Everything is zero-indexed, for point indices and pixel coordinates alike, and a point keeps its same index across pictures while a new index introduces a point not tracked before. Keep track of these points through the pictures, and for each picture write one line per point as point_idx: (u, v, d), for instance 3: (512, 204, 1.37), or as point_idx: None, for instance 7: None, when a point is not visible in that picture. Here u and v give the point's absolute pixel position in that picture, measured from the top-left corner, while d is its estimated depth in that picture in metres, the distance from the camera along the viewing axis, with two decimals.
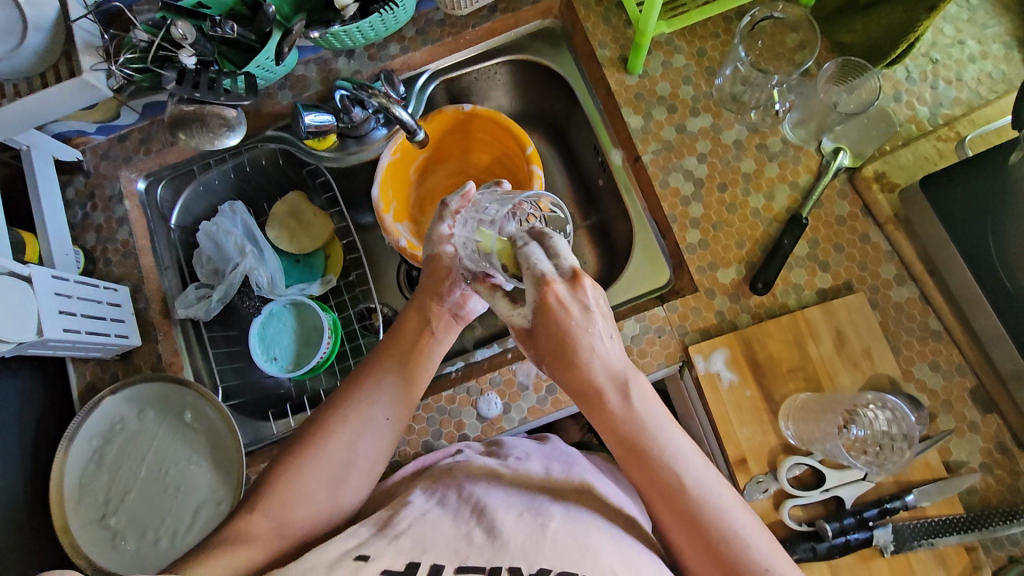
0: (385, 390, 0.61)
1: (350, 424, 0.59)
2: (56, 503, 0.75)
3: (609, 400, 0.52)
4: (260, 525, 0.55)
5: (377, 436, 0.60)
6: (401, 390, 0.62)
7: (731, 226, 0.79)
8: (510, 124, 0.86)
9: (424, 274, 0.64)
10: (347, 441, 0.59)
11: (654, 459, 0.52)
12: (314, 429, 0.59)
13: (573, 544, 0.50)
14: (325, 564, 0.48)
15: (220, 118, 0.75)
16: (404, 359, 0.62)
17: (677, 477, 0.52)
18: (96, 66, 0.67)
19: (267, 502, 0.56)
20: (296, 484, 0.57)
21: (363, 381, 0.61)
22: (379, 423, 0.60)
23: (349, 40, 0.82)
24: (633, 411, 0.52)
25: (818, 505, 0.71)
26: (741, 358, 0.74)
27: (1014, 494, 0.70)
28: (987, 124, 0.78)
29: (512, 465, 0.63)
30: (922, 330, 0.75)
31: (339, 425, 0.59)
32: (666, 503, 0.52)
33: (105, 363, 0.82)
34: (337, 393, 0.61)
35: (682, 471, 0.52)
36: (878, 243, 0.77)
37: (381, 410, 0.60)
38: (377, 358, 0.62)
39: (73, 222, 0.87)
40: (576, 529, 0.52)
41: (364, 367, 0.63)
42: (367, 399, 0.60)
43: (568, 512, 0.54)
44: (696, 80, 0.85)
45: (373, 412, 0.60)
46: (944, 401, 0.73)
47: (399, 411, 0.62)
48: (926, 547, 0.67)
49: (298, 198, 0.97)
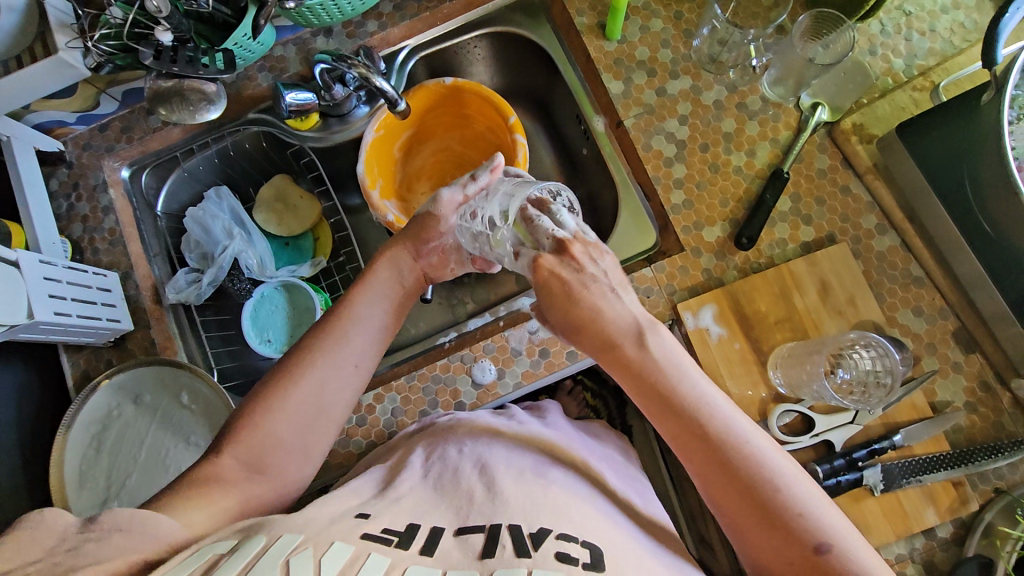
0: (356, 336, 0.61)
1: (317, 368, 0.58)
2: (57, 490, 0.75)
3: (629, 350, 0.54)
4: (226, 467, 0.54)
5: (347, 385, 0.60)
6: (373, 337, 0.62)
7: (714, 184, 0.80)
8: (492, 95, 0.86)
9: (409, 229, 0.66)
10: (315, 387, 0.58)
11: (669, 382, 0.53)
12: (280, 376, 0.58)
13: (570, 508, 0.49)
14: (322, 520, 0.45)
15: (199, 93, 0.75)
16: (375, 305, 0.63)
17: (707, 421, 0.51)
18: (71, 44, 0.68)
19: (236, 442, 0.55)
20: (263, 424, 0.56)
21: (330, 330, 0.61)
22: (349, 370, 0.60)
23: (326, 16, 0.81)
24: (652, 364, 0.53)
25: (809, 450, 0.73)
26: (729, 312, 0.75)
27: (997, 430, 0.72)
28: (960, 71, 0.79)
29: (514, 426, 0.65)
30: (904, 277, 0.76)
31: (308, 368, 0.58)
32: (701, 452, 0.51)
33: (99, 351, 0.82)
34: (307, 338, 0.61)
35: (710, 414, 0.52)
36: (858, 195, 0.78)
37: (351, 356, 0.60)
38: (346, 303, 0.63)
39: (58, 213, 0.86)
40: (574, 491, 0.52)
41: (331, 313, 0.62)
42: (337, 342, 0.60)
43: (565, 478, 0.54)
44: (674, 43, 0.86)
45: (343, 358, 0.60)
46: (928, 344, 0.74)
47: (369, 359, 0.62)
48: (915, 484, 0.69)
49: (284, 181, 0.97)
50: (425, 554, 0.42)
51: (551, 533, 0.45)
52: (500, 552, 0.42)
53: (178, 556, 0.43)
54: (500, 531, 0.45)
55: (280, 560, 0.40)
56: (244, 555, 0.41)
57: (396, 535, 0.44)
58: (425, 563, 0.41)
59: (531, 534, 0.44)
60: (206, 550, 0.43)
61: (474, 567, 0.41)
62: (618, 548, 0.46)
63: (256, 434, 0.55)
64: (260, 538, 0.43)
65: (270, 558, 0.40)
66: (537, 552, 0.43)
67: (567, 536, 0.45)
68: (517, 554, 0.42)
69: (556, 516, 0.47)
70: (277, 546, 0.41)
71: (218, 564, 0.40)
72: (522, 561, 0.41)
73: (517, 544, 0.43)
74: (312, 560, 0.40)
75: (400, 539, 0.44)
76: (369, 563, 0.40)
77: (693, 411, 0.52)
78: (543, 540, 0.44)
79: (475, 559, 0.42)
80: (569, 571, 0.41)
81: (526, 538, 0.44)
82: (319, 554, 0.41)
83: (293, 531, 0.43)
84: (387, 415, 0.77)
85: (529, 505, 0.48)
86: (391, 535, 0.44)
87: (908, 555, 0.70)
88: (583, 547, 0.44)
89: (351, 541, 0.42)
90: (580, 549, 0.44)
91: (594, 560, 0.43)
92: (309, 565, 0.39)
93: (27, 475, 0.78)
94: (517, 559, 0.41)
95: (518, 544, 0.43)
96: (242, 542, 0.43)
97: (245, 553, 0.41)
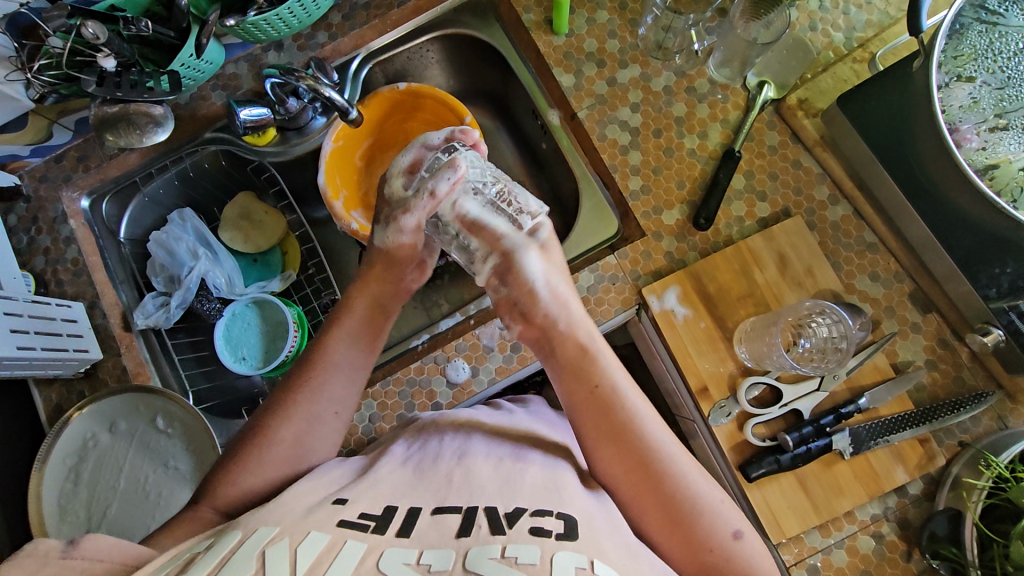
0: (331, 387, 0.61)
1: (294, 423, 0.59)
2: (37, 526, 0.75)
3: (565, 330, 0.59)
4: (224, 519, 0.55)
5: (329, 430, 0.61)
6: (350, 382, 0.62)
7: (670, 168, 0.82)
8: (446, 97, 0.87)
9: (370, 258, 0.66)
10: (290, 442, 0.58)
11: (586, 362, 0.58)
12: (256, 435, 0.59)
13: (547, 486, 0.50)
14: (300, 510, 0.46)
15: (146, 116, 0.76)
16: (352, 353, 0.63)
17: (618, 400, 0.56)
18: (10, 77, 0.69)
19: (214, 493, 0.56)
20: (243, 477, 0.56)
21: (303, 383, 0.61)
22: (329, 418, 0.61)
23: (273, 31, 0.80)
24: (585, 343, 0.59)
25: (779, 420, 0.74)
26: (692, 292, 0.76)
27: (958, 385, 0.75)
28: (895, 40, 0.81)
29: (498, 416, 0.65)
30: (858, 245, 0.79)
31: (283, 424, 0.59)
32: (626, 451, 0.54)
33: (70, 384, 0.81)
34: (286, 385, 0.61)
35: (642, 418, 0.56)
36: (809, 167, 0.81)
37: (327, 405, 0.61)
38: (320, 351, 0.62)
39: (19, 248, 0.85)
40: (552, 469, 0.54)
41: (307, 361, 0.62)
42: (313, 393, 0.60)
43: (546, 458, 0.56)
44: (621, 33, 0.86)
45: (322, 407, 0.60)
46: (886, 307, 0.77)
47: (348, 405, 0.62)
48: (883, 444, 0.71)
49: (247, 199, 0.97)
50: (402, 535, 0.43)
51: (526, 510, 0.46)
52: (476, 532, 0.43)
53: (154, 563, 0.44)
54: (477, 512, 0.45)
55: (255, 554, 0.41)
56: (219, 551, 0.42)
57: (373, 521, 0.45)
58: (401, 544, 0.42)
59: (506, 512, 0.45)
60: (184, 551, 0.45)
61: (450, 546, 0.42)
62: (594, 520, 0.48)
63: (245, 476, 0.56)
64: (236, 533, 0.44)
65: (246, 549, 0.41)
66: (512, 529, 0.44)
67: (542, 512, 0.46)
68: (492, 532, 0.43)
69: (536, 496, 0.48)
70: (253, 538, 0.43)
71: (193, 563, 0.42)
72: (497, 537, 0.42)
73: (492, 524, 0.44)
74: (287, 551, 0.41)
75: (377, 524, 0.44)
76: (346, 550, 0.41)
77: (626, 411, 0.56)
78: (518, 518, 0.45)
79: (451, 538, 0.43)
80: (542, 543, 0.42)
81: (501, 516, 0.45)
82: (296, 543, 0.42)
83: (269, 523, 0.45)
84: (364, 421, 0.77)
85: (505, 487, 0.49)
86: (369, 521, 0.45)
87: (882, 513, 0.72)
88: (558, 520, 0.45)
89: (327, 529, 0.43)
90: (554, 522, 0.45)
91: (567, 531, 0.44)
92: (284, 559, 0.40)
93: (7, 514, 0.77)
94: (492, 536, 0.43)
95: (493, 522, 0.44)
96: (218, 538, 0.45)
97: (220, 547, 0.43)
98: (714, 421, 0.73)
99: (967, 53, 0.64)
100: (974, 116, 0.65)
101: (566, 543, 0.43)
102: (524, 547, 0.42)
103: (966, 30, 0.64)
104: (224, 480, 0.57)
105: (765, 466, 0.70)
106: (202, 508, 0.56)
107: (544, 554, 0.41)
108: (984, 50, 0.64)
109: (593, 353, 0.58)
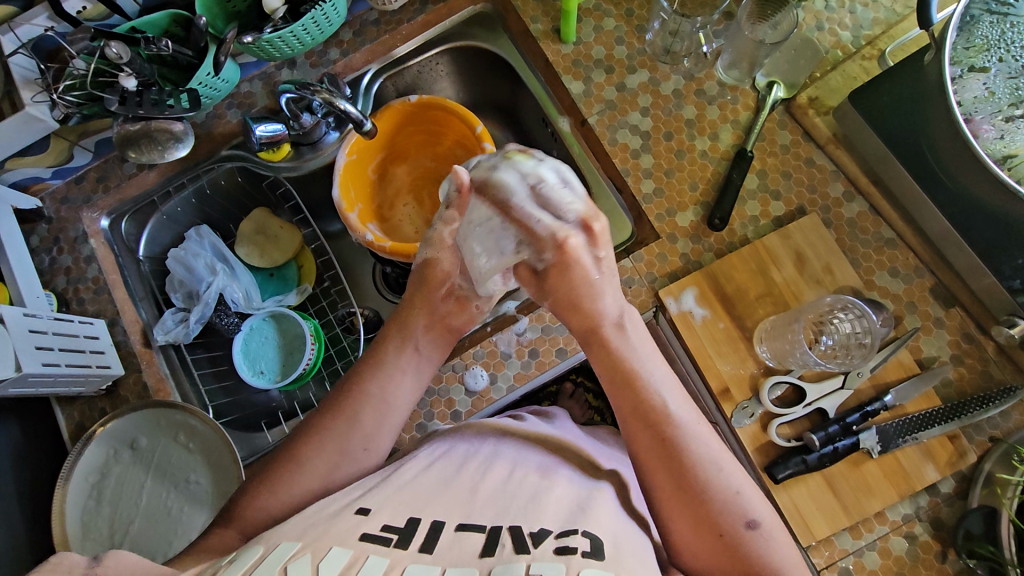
0: (367, 425, 0.62)
1: (324, 453, 0.60)
2: (60, 543, 0.75)
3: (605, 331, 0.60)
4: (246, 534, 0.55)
5: (357, 464, 0.61)
6: (387, 422, 0.63)
7: (682, 170, 0.82)
8: (457, 107, 0.87)
9: (417, 280, 0.67)
10: (322, 473, 0.60)
11: (625, 367, 0.58)
12: (287, 459, 0.60)
13: (573, 505, 0.50)
14: (335, 524, 0.47)
15: (167, 132, 0.78)
16: (390, 390, 0.64)
17: (652, 398, 0.56)
18: (36, 99, 0.71)
19: (240, 514, 0.58)
20: (268, 498, 0.58)
21: (342, 409, 0.62)
22: (358, 454, 0.61)
23: (287, 49, 0.81)
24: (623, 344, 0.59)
25: (803, 420, 0.73)
26: (709, 293, 0.76)
27: (986, 379, 0.74)
28: (904, 36, 0.82)
29: (523, 424, 0.64)
30: (876, 240, 0.78)
31: (314, 452, 0.60)
32: (642, 436, 0.56)
33: (93, 402, 0.82)
34: (327, 408, 0.63)
35: (663, 402, 0.57)
36: (823, 165, 0.81)
37: (358, 442, 0.61)
38: (360, 383, 0.64)
39: (41, 268, 0.86)
40: (579, 487, 0.54)
41: (352, 389, 0.64)
42: (349, 427, 0.61)
43: (573, 476, 0.56)
44: (628, 39, 0.87)
45: (352, 443, 0.61)
46: (908, 303, 0.76)
47: (379, 444, 0.63)
48: (912, 442, 0.70)
49: (263, 215, 0.98)
50: (424, 552, 0.44)
51: (552, 532, 0.46)
52: (500, 551, 0.44)
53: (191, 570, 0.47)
54: (501, 531, 0.46)
55: (278, 567, 0.42)
56: (241, 566, 0.44)
57: (395, 534, 0.46)
58: (424, 561, 0.43)
59: (531, 533, 0.46)
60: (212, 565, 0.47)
61: (473, 565, 0.43)
62: (619, 537, 0.48)
63: (272, 499, 0.58)
64: (257, 549, 0.46)
65: (268, 564, 0.42)
66: (536, 549, 0.44)
67: (568, 531, 0.46)
68: (516, 551, 0.44)
69: (560, 515, 0.48)
70: (274, 554, 0.44)
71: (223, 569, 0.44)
72: (520, 556, 0.43)
73: (516, 543, 0.44)
74: (309, 564, 0.42)
75: (399, 537, 0.45)
76: (367, 567, 0.42)
77: (642, 391, 0.57)
78: (544, 539, 0.45)
79: (474, 557, 0.43)
80: (567, 560, 0.42)
81: (525, 537, 0.45)
82: (317, 558, 0.43)
83: (290, 540, 0.46)
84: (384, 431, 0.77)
85: (530, 506, 0.49)
86: (391, 533, 0.46)
87: (914, 514, 0.70)
88: (584, 538, 0.45)
89: (349, 544, 0.44)
90: (580, 540, 0.45)
91: (594, 550, 0.44)
92: (308, 566, 0.42)
93: (31, 534, 0.77)
94: (516, 555, 0.43)
95: (517, 541, 0.45)
96: (241, 552, 0.47)
97: (243, 563, 0.44)
98: (738, 423, 0.72)
99: (980, 44, 0.65)
100: (989, 107, 0.64)
101: (592, 561, 0.43)
102: (549, 565, 0.42)
103: (977, 22, 0.64)
104: (251, 504, 0.58)
105: (791, 468, 0.69)
106: (236, 532, 0.56)
107: (569, 570, 0.41)
108: (996, 40, 0.64)
109: (631, 347, 0.59)
